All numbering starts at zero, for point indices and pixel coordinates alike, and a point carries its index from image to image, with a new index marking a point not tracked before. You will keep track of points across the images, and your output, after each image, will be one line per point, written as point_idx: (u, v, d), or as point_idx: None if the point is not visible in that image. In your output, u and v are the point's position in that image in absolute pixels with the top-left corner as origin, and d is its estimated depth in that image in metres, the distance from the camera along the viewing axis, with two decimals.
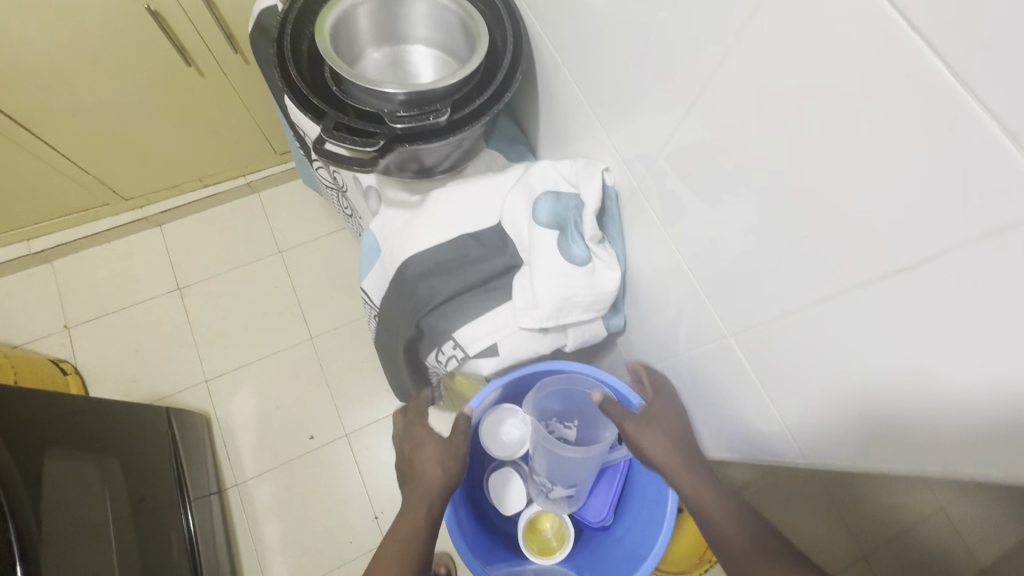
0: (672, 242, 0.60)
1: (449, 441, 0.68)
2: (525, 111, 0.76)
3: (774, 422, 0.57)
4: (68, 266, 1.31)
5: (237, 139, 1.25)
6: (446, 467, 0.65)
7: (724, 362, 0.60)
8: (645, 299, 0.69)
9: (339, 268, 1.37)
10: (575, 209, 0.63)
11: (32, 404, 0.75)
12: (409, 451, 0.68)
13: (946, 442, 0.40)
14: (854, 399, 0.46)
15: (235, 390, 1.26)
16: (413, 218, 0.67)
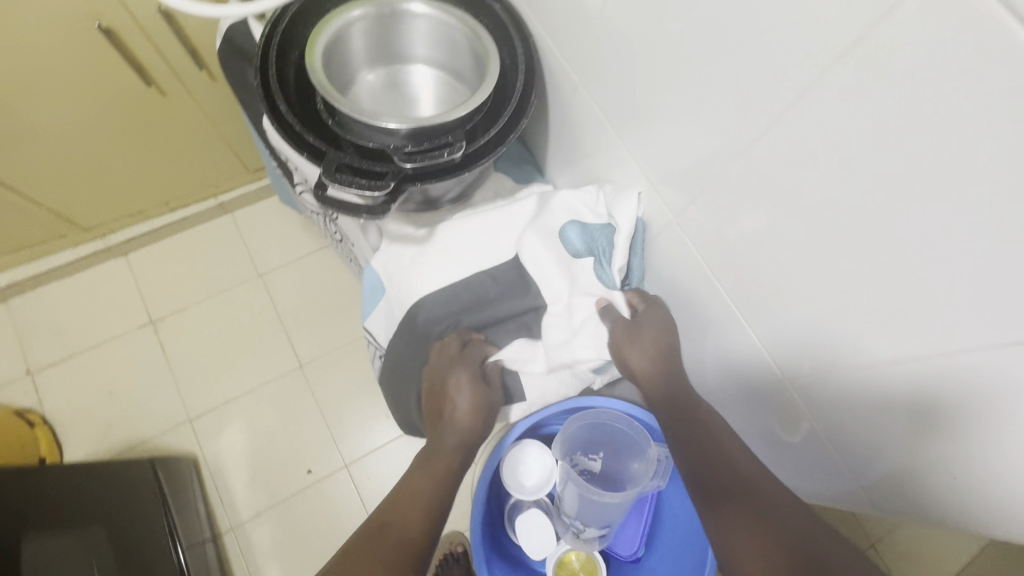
0: (706, 271, 0.56)
1: (490, 389, 0.63)
2: (531, 129, 0.71)
3: (821, 453, 0.55)
4: (26, 306, 1.20)
5: (205, 158, 1.16)
6: (486, 418, 0.62)
7: (766, 390, 0.57)
8: None
9: (326, 289, 1.30)
10: (605, 240, 0.62)
11: None
12: (442, 391, 0.62)
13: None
14: (921, 440, 0.44)
15: (222, 427, 1.18)
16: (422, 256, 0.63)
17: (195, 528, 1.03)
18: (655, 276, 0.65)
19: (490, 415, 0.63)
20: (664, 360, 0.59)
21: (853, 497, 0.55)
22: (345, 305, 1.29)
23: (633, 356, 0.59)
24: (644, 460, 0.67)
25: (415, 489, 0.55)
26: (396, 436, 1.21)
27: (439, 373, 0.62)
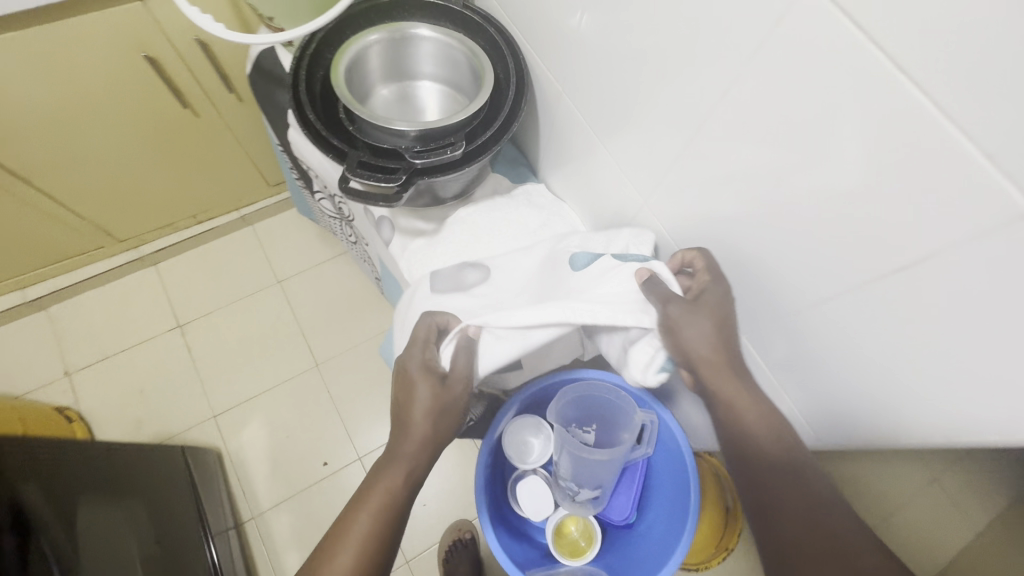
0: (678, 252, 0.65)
1: (447, 390, 0.61)
2: (524, 136, 0.79)
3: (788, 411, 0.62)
4: (65, 313, 1.29)
5: (230, 174, 1.26)
6: (440, 423, 0.61)
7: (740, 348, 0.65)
8: None
9: (340, 293, 1.39)
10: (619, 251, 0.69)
11: (58, 452, 0.75)
12: (402, 391, 0.62)
13: (955, 419, 0.45)
14: (860, 376, 0.52)
15: (244, 423, 1.26)
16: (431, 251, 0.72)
17: (220, 516, 1.10)
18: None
19: (451, 411, 0.62)
20: (724, 339, 0.57)
21: (811, 442, 0.64)
22: (358, 308, 1.38)
23: (693, 340, 0.57)
24: (631, 425, 0.73)
25: (357, 516, 0.56)
26: None
27: (401, 376, 0.62)
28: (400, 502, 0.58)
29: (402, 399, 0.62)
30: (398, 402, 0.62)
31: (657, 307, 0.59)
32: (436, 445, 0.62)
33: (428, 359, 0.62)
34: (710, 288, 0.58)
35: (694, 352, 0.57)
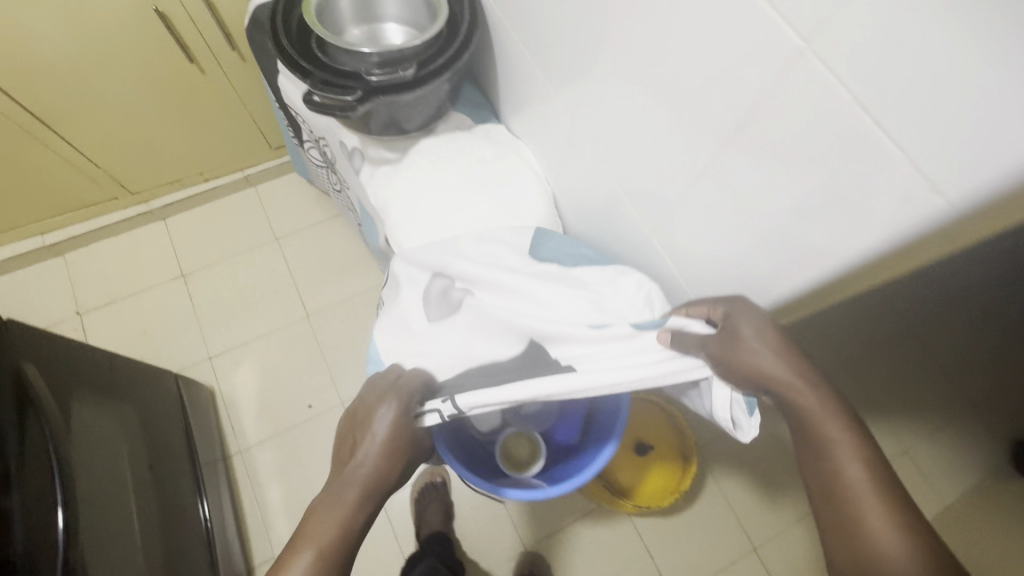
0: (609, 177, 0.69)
1: (403, 427, 0.59)
2: (487, 81, 0.86)
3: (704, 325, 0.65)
4: (79, 258, 1.40)
5: (234, 134, 1.36)
6: (392, 459, 0.57)
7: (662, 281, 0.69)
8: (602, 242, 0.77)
9: (332, 251, 1.47)
10: (575, 247, 0.76)
11: (72, 350, 0.85)
12: (358, 425, 0.59)
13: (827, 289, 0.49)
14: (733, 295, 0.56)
15: (238, 364, 1.35)
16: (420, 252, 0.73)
17: (209, 447, 1.19)
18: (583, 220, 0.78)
19: (404, 457, 0.58)
20: (787, 359, 0.51)
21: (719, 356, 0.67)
22: (349, 265, 1.46)
23: (757, 366, 0.51)
24: None
25: (292, 562, 0.49)
26: None
27: (358, 412, 0.60)
28: (343, 544, 0.51)
29: (353, 441, 0.58)
30: (349, 439, 0.58)
31: (704, 355, 0.56)
32: (381, 494, 0.56)
33: (399, 401, 0.60)
34: (739, 312, 0.54)
35: (758, 369, 0.51)
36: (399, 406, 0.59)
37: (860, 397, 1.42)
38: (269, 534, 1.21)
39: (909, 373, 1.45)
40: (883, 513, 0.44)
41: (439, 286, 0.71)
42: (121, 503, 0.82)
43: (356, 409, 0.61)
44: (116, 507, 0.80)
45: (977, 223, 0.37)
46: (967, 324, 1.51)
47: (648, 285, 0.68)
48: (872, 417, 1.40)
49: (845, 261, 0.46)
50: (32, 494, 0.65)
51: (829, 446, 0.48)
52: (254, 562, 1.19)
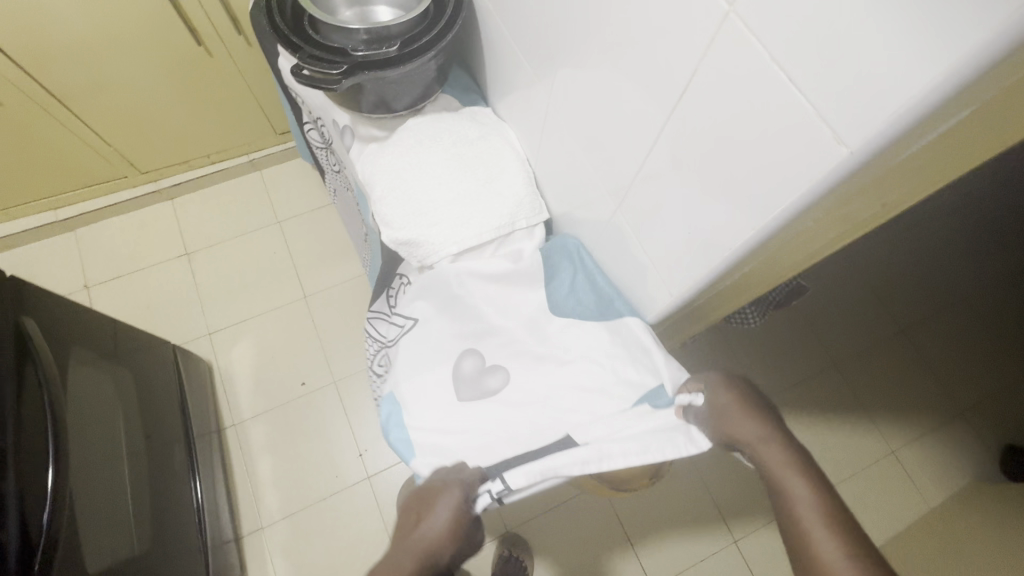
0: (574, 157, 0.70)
1: (467, 520, 0.56)
2: (475, 65, 0.89)
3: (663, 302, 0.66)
4: (90, 234, 1.45)
5: (241, 118, 1.40)
6: (447, 551, 0.54)
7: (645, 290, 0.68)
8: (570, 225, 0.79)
9: (332, 236, 1.52)
10: (588, 283, 0.75)
11: (73, 313, 0.89)
12: (423, 504, 0.57)
13: (772, 255, 0.51)
14: (692, 269, 0.57)
15: (235, 341, 1.39)
16: (431, 292, 0.76)
17: (204, 419, 1.23)
18: (561, 203, 0.79)
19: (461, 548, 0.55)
20: (757, 424, 0.53)
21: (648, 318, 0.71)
22: (346, 249, 1.50)
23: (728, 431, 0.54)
24: None
25: None
26: None
27: (430, 487, 0.59)
28: None
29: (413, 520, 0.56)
30: (411, 516, 0.57)
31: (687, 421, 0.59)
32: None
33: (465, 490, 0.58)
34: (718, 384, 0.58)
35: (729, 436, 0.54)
36: (462, 495, 0.58)
37: (848, 397, 1.42)
38: (259, 505, 1.25)
39: (899, 375, 1.45)
40: (842, 559, 0.43)
41: (469, 365, 0.73)
42: (113, 460, 0.86)
43: (430, 483, 0.60)
44: (107, 463, 0.84)
45: (894, 183, 0.40)
46: (959, 328, 1.50)
47: (647, 332, 0.68)
48: (859, 417, 1.40)
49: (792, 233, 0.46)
50: (28, 440, 0.68)
51: (787, 496, 0.48)
52: (243, 532, 1.23)
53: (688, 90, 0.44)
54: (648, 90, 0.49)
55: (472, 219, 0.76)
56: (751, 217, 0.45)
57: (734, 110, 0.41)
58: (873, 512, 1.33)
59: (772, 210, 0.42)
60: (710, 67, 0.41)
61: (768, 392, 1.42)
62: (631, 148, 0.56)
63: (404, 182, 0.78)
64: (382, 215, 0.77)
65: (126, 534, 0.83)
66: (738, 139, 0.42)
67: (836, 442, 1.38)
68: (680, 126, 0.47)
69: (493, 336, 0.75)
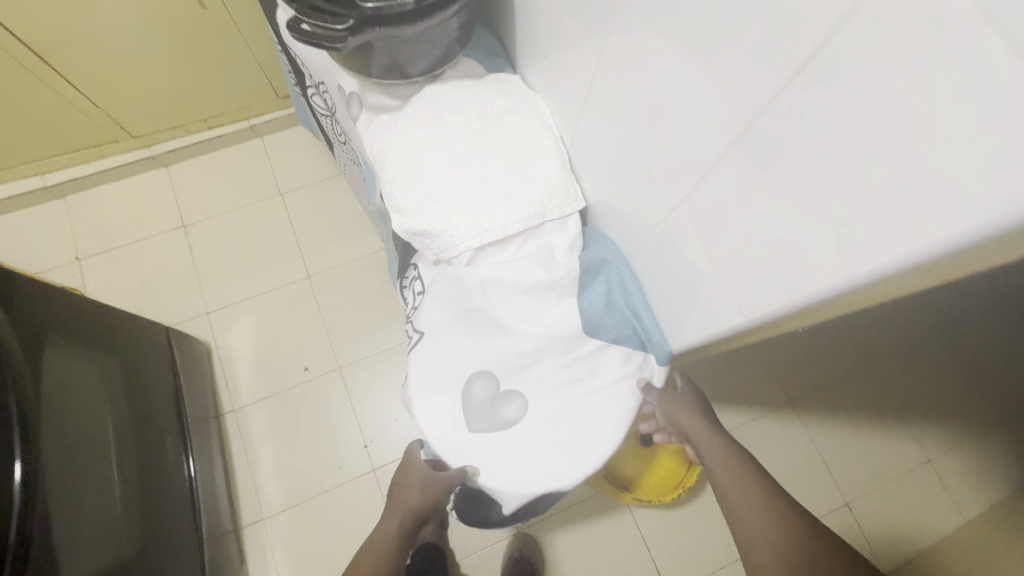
0: (623, 142, 0.59)
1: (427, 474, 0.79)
2: (503, 25, 0.76)
3: (722, 322, 0.55)
4: (80, 203, 1.36)
5: (238, 80, 1.28)
6: (418, 494, 0.79)
7: (682, 336, 0.63)
8: (609, 220, 0.69)
9: (338, 211, 1.41)
10: (625, 306, 0.67)
11: (53, 300, 0.81)
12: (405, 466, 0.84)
13: (887, 286, 0.41)
14: (775, 295, 0.46)
15: (235, 321, 1.31)
16: (446, 297, 0.67)
17: (202, 404, 1.16)
18: (600, 193, 0.68)
19: (432, 490, 0.78)
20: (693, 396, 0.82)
21: (693, 337, 0.62)
22: (352, 226, 1.40)
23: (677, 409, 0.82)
24: None
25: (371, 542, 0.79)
26: (388, 347, 1.32)
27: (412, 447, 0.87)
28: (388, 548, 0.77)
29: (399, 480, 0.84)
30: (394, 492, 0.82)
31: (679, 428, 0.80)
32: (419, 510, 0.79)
33: (427, 461, 0.81)
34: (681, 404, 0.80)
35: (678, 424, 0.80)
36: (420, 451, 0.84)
37: (886, 401, 1.33)
38: (259, 496, 1.19)
39: (939, 378, 1.36)
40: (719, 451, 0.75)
41: (482, 391, 0.65)
42: (99, 458, 0.79)
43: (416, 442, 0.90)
44: (90, 470, 0.77)
45: None
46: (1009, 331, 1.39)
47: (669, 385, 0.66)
48: (897, 423, 1.31)
49: (931, 266, 0.36)
50: None
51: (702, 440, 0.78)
52: (243, 522, 1.17)
53: (813, 61, 0.33)
54: (752, 58, 0.38)
55: (498, 209, 0.65)
56: (861, 245, 0.36)
57: (885, 92, 0.30)
58: (906, 524, 1.25)
59: (889, 246, 0.34)
60: (856, 30, 0.30)
61: (801, 393, 1.33)
62: (712, 132, 0.45)
63: (420, 161, 0.67)
64: (394, 200, 0.67)
65: (113, 540, 0.77)
66: (882, 132, 0.31)
67: (871, 449, 1.30)
68: (792, 106, 0.36)
69: (517, 347, 0.66)
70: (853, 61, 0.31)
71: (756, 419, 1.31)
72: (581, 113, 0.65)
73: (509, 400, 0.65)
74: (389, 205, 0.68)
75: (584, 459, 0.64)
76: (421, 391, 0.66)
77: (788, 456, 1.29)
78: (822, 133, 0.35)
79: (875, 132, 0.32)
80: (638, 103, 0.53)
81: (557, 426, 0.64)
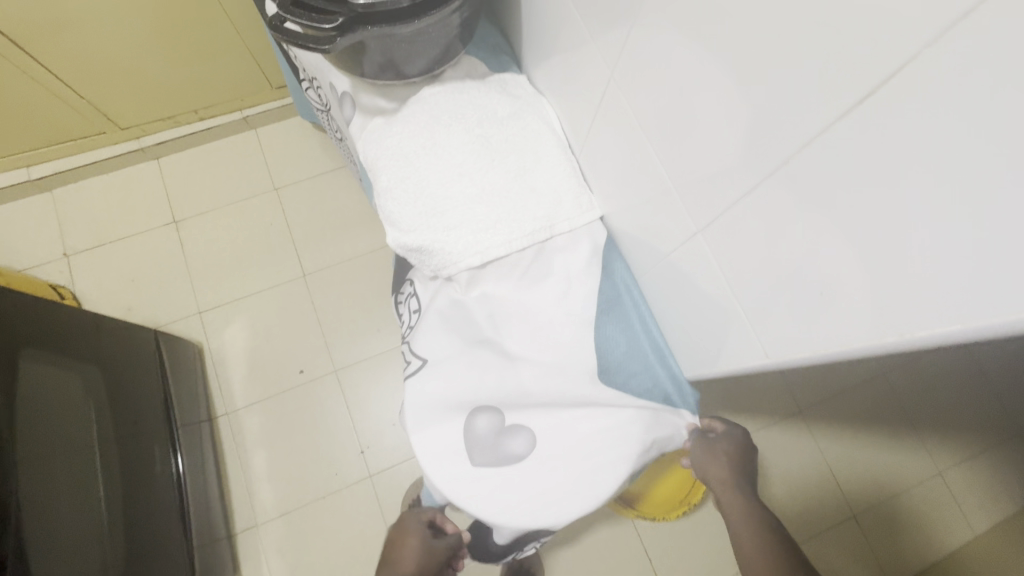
0: (640, 155, 0.54)
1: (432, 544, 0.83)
2: (508, 18, 0.71)
3: (746, 356, 0.51)
4: (68, 196, 1.31)
5: (231, 71, 1.22)
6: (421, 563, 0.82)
7: (702, 370, 0.60)
8: (621, 238, 0.64)
9: (335, 207, 1.37)
10: (648, 351, 0.65)
11: (27, 313, 0.77)
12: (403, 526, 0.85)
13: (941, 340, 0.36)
14: (815, 338, 0.42)
15: (228, 322, 1.27)
16: (448, 322, 0.64)
17: (193, 408, 1.13)
18: (612, 208, 0.63)
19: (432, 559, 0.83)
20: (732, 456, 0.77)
21: (711, 367, 0.58)
22: (350, 224, 1.35)
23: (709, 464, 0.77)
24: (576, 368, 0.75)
25: None
26: (386, 350, 1.28)
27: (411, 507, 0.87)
28: None
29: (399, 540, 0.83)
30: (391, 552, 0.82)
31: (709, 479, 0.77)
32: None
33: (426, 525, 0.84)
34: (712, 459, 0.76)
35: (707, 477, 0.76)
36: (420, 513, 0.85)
37: (899, 412, 1.29)
38: (253, 502, 1.17)
39: (951, 387, 1.32)
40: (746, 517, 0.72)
41: (484, 424, 0.62)
42: (82, 474, 0.76)
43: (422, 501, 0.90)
44: (73, 491, 0.73)
45: None
46: None
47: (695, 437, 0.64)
48: (909, 435, 1.28)
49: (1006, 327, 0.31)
50: None
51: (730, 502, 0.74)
52: (237, 528, 1.15)
53: (882, 88, 0.29)
54: (805, 77, 0.33)
55: (501, 224, 0.61)
56: (927, 303, 0.32)
57: (975, 134, 0.26)
58: (916, 539, 1.22)
59: (944, 314, 0.32)
60: (949, 55, 0.25)
61: (809, 402, 1.29)
62: (747, 154, 0.40)
63: (418, 172, 0.62)
64: (389, 212, 0.63)
65: (97, 561, 0.74)
66: (964, 183, 0.27)
67: (883, 460, 1.26)
68: (851, 137, 0.32)
69: (521, 376, 0.62)
70: (939, 96, 0.26)
71: (761, 428, 1.27)
72: (593, 121, 0.60)
73: (513, 435, 0.62)
74: (385, 218, 0.64)
75: (591, 496, 0.60)
76: (423, 418, 0.63)
77: (796, 467, 1.26)
78: (886, 172, 0.31)
79: (954, 181, 0.28)
80: (661, 116, 0.48)
81: (564, 459, 0.61)
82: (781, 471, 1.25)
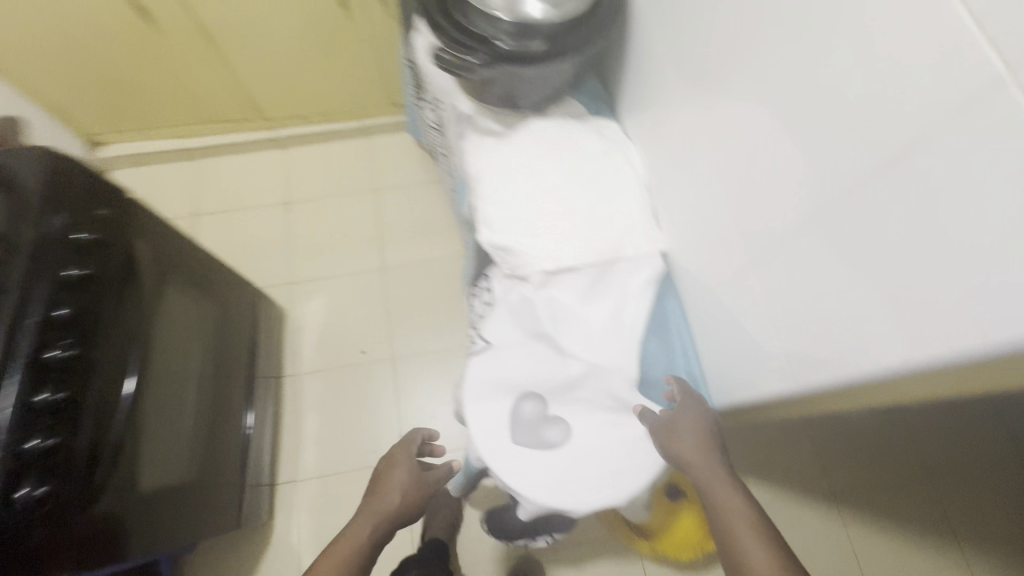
0: (707, 201, 0.63)
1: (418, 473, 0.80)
2: (612, 74, 0.83)
3: (777, 388, 0.57)
4: (206, 167, 1.55)
5: (361, 85, 1.43)
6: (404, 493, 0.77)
7: (733, 398, 0.66)
8: (680, 272, 0.72)
9: (423, 215, 1.52)
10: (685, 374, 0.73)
11: (184, 251, 0.93)
12: (386, 463, 0.83)
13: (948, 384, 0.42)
14: (840, 372, 0.48)
15: (311, 296, 1.44)
16: (517, 316, 0.73)
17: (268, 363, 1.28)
18: (677, 246, 0.72)
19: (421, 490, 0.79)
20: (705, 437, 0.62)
21: (744, 396, 0.64)
22: (431, 230, 1.50)
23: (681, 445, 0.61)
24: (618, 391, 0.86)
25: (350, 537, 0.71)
26: (440, 348, 1.39)
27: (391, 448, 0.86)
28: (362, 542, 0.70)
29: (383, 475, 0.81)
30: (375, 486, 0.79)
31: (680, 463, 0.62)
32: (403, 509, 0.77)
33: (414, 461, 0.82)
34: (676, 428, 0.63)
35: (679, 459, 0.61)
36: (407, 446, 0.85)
37: (941, 520, 1.23)
38: (298, 460, 1.28)
39: (1004, 507, 1.25)
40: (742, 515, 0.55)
41: (531, 409, 0.70)
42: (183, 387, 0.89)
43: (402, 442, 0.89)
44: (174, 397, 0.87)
45: None
46: None
47: None
48: (950, 545, 1.21)
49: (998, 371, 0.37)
50: (114, 362, 0.70)
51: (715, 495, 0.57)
52: (279, 479, 1.26)
53: None
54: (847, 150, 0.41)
55: (579, 241, 0.71)
56: (933, 342, 0.39)
57: None
58: None
59: (944, 346, 0.38)
60: None
61: (844, 486, 1.26)
62: (798, 204, 0.49)
63: (515, 186, 0.74)
64: (483, 214, 0.74)
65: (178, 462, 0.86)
66: None
67: (914, 564, 1.20)
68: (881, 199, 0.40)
69: (569, 373, 0.71)
70: None
71: (790, 501, 1.26)
72: (670, 169, 0.70)
73: (555, 426, 0.69)
74: (478, 218, 0.74)
75: (613, 492, 0.66)
76: (477, 395, 0.71)
77: (820, 549, 1.22)
78: None
79: None
80: (730, 168, 0.57)
81: (594, 454, 0.68)
82: (804, 550, 1.22)
